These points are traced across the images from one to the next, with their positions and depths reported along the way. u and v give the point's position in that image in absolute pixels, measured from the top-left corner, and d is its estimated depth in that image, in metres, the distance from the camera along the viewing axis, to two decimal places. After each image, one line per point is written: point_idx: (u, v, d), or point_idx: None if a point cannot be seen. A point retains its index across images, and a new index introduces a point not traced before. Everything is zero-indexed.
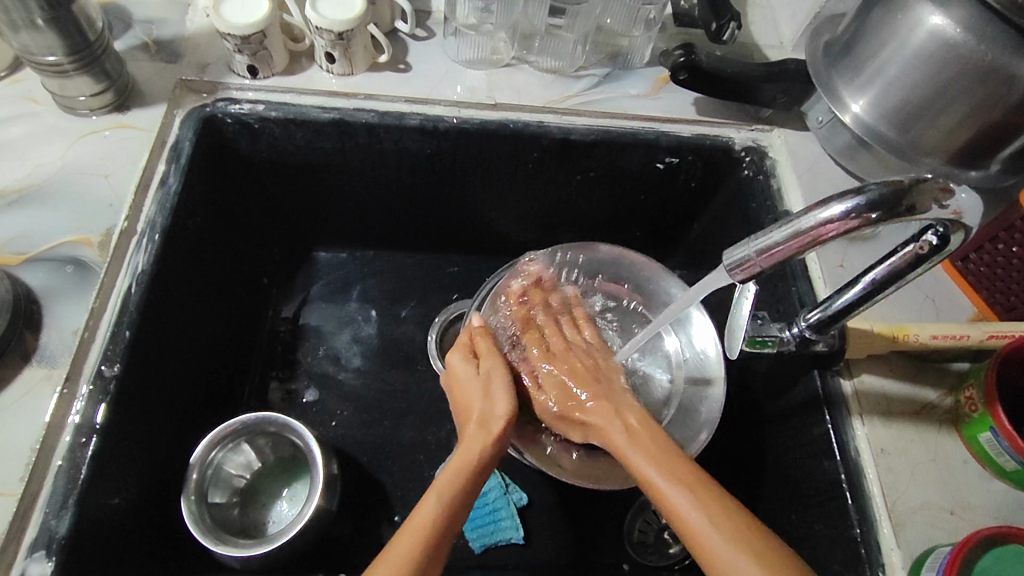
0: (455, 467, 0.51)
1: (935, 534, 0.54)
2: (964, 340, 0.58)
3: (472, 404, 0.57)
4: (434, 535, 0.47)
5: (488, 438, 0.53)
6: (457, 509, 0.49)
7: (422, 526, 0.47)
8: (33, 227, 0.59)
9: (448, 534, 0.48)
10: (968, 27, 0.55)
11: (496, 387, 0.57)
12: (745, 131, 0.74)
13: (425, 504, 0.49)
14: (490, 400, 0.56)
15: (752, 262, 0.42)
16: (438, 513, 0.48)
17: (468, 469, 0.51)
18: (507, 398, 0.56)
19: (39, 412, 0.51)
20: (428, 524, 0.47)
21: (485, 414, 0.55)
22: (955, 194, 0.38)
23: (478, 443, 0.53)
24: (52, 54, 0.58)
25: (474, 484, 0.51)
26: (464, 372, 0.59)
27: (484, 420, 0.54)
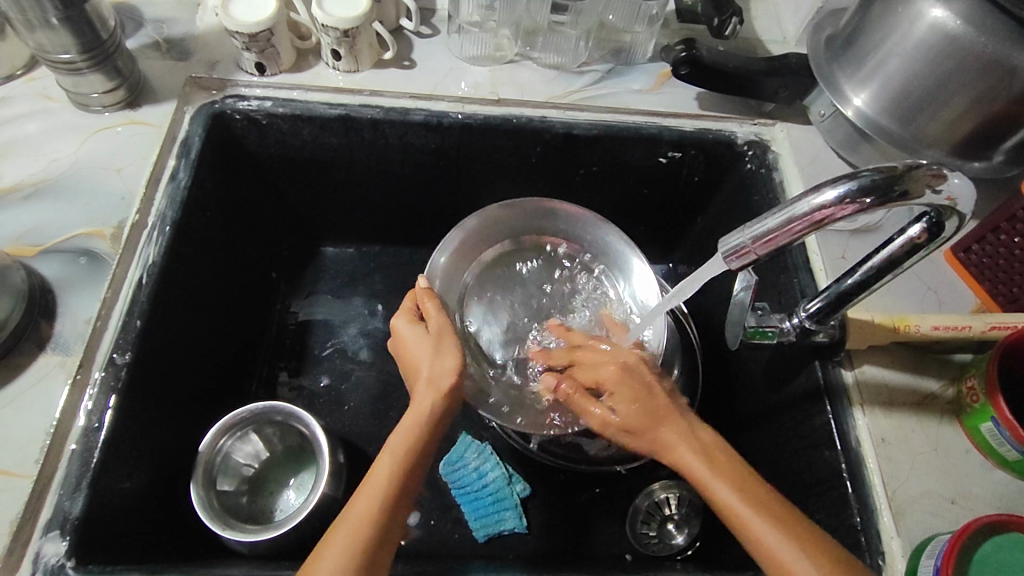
0: (409, 422, 0.52)
1: (935, 522, 0.54)
2: (966, 331, 0.58)
3: (420, 362, 0.57)
4: (394, 487, 0.49)
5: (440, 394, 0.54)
6: (415, 465, 0.51)
7: (378, 487, 0.48)
8: (48, 219, 0.61)
9: (410, 485, 0.50)
10: (969, 18, 0.56)
11: (445, 346, 0.57)
12: (747, 125, 0.74)
13: (383, 461, 0.50)
14: (437, 360, 0.56)
15: (748, 249, 0.42)
16: (399, 467, 0.50)
17: (419, 428, 0.52)
18: (456, 354, 0.57)
19: (53, 397, 0.53)
20: (390, 477, 0.49)
21: (435, 374, 0.55)
22: (947, 179, 0.39)
23: (428, 399, 0.54)
24: (67, 52, 0.60)
25: (429, 437, 0.53)
26: (412, 338, 0.59)
27: (433, 379, 0.55)
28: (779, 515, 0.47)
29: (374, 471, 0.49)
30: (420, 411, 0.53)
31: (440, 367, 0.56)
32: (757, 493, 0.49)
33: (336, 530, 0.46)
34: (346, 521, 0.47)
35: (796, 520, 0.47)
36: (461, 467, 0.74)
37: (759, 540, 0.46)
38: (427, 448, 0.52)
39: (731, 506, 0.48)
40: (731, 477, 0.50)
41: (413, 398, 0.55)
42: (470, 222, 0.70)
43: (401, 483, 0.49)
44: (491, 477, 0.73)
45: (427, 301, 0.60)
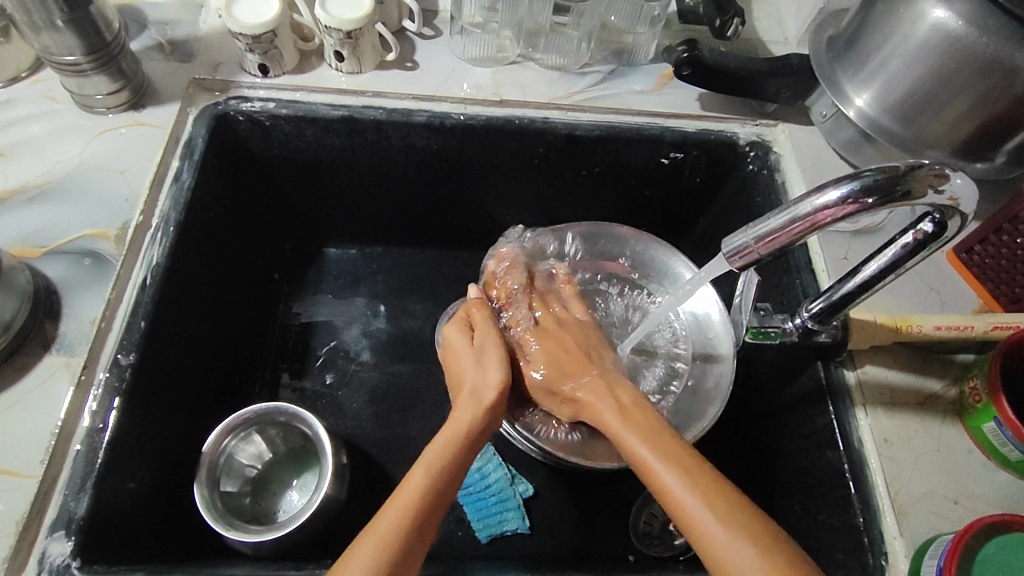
0: (449, 432, 0.53)
1: (938, 523, 0.54)
2: (968, 331, 0.58)
3: (465, 374, 0.61)
4: (427, 498, 0.48)
5: (484, 407, 0.56)
6: (450, 477, 0.51)
7: (411, 496, 0.48)
8: (52, 220, 0.61)
9: (440, 499, 0.49)
10: (970, 19, 0.56)
11: (487, 362, 0.60)
12: (749, 126, 0.74)
13: (419, 470, 0.50)
14: (483, 374, 0.59)
15: (751, 249, 0.42)
16: (433, 479, 0.50)
17: (457, 440, 0.53)
18: (500, 370, 0.59)
19: (58, 398, 0.53)
20: (422, 489, 0.49)
21: (479, 387, 0.57)
22: (949, 179, 0.39)
23: (468, 411, 0.55)
24: (72, 54, 0.60)
25: (467, 450, 0.53)
26: (465, 352, 0.63)
27: (477, 392, 0.57)
28: (727, 506, 0.45)
29: (408, 481, 0.49)
30: (464, 422, 0.54)
31: (483, 380, 0.58)
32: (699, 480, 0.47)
33: (363, 539, 0.46)
34: (373, 532, 0.46)
35: (743, 509, 0.45)
36: None
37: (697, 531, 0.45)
38: (465, 460, 0.53)
39: (672, 492, 0.47)
40: (677, 465, 0.49)
41: (455, 407, 0.56)
42: (497, 246, 0.74)
43: (435, 496, 0.49)
44: (494, 477, 0.73)
45: (483, 317, 0.65)
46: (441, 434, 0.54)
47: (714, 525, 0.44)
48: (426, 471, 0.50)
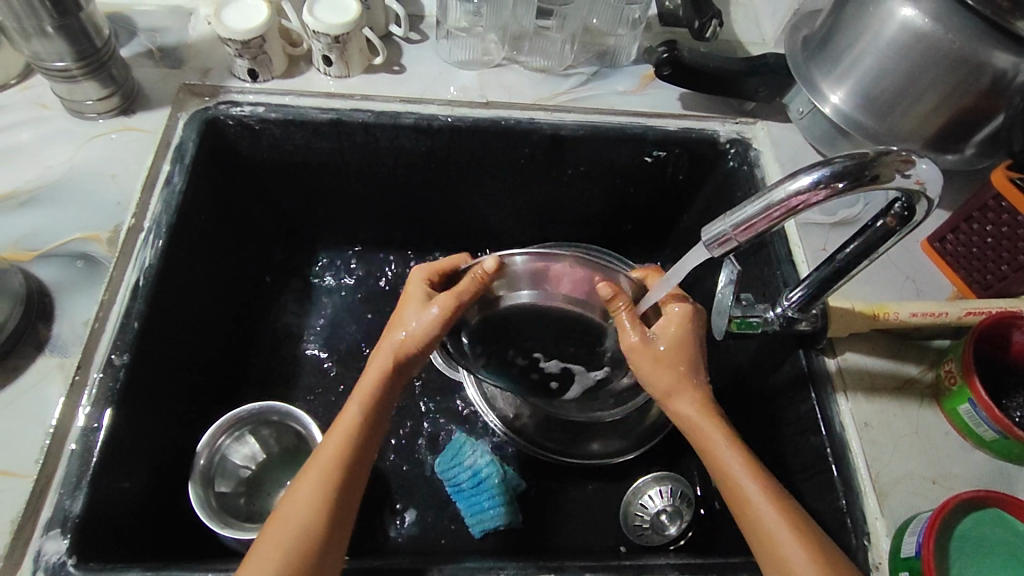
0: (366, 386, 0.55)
1: (917, 502, 0.55)
2: (943, 317, 0.60)
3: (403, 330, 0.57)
4: (343, 458, 0.50)
5: (400, 352, 0.56)
6: (364, 432, 0.53)
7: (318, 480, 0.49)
8: (43, 224, 0.62)
9: (359, 448, 0.52)
10: (936, 17, 0.58)
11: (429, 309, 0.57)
12: (729, 124, 0.77)
13: (350, 411, 0.53)
14: (407, 325, 0.57)
15: (729, 236, 0.44)
16: (348, 428, 0.52)
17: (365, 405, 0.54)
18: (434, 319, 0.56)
19: (51, 399, 0.53)
20: (345, 440, 0.51)
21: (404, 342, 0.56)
22: (915, 164, 0.41)
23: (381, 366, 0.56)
24: (62, 60, 0.61)
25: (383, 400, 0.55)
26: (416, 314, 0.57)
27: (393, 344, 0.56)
28: (755, 466, 0.51)
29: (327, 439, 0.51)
30: (371, 380, 0.55)
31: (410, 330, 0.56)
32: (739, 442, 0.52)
33: (287, 500, 0.49)
34: (297, 493, 0.49)
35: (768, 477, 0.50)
36: (456, 465, 0.74)
37: (738, 486, 0.50)
38: (377, 414, 0.54)
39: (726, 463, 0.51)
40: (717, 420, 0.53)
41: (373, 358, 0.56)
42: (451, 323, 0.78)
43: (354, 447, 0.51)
44: (486, 472, 0.72)
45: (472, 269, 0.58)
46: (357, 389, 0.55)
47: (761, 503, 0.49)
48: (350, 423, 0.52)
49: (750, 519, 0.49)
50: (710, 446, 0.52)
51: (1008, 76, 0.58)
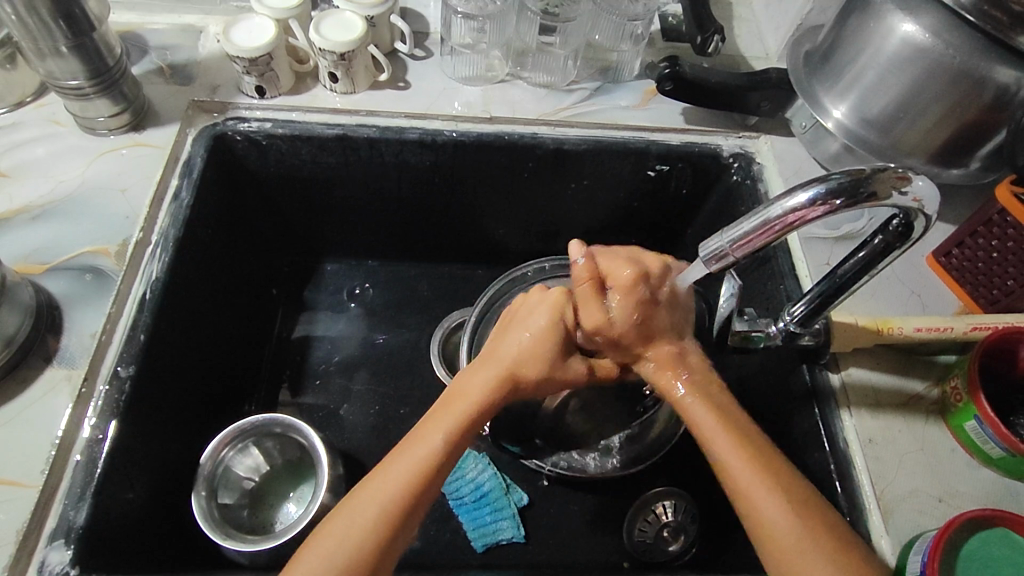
0: (459, 414, 0.50)
1: (924, 520, 0.55)
2: (948, 332, 0.59)
3: (516, 349, 0.53)
4: (408, 494, 0.46)
5: (506, 381, 0.52)
6: (444, 468, 0.48)
7: (388, 504, 0.45)
8: (55, 238, 0.63)
9: (435, 484, 0.47)
10: (937, 32, 0.58)
11: (525, 336, 0.54)
12: (732, 138, 0.77)
13: (430, 441, 0.48)
14: (512, 349, 0.53)
15: (726, 252, 0.44)
16: (426, 460, 0.47)
17: (466, 418, 0.50)
18: (548, 340, 0.53)
19: (58, 411, 0.54)
20: (415, 470, 0.47)
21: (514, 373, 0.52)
22: (912, 181, 0.41)
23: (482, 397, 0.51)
24: (75, 78, 0.63)
25: (473, 431, 0.50)
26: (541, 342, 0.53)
27: (508, 363, 0.53)
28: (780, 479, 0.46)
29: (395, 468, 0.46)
30: (462, 414, 0.50)
31: (525, 352, 0.53)
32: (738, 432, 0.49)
33: (342, 510, 0.46)
34: (350, 512, 0.45)
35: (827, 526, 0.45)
36: (459, 478, 0.75)
37: (736, 482, 0.46)
38: (464, 444, 0.50)
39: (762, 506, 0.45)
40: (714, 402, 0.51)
41: (474, 380, 0.52)
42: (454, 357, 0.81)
43: (426, 485, 0.47)
44: (485, 485, 0.74)
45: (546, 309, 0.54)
46: (447, 411, 0.50)
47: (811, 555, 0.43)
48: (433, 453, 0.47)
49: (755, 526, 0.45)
50: (741, 487, 0.46)
51: (1011, 90, 0.58)
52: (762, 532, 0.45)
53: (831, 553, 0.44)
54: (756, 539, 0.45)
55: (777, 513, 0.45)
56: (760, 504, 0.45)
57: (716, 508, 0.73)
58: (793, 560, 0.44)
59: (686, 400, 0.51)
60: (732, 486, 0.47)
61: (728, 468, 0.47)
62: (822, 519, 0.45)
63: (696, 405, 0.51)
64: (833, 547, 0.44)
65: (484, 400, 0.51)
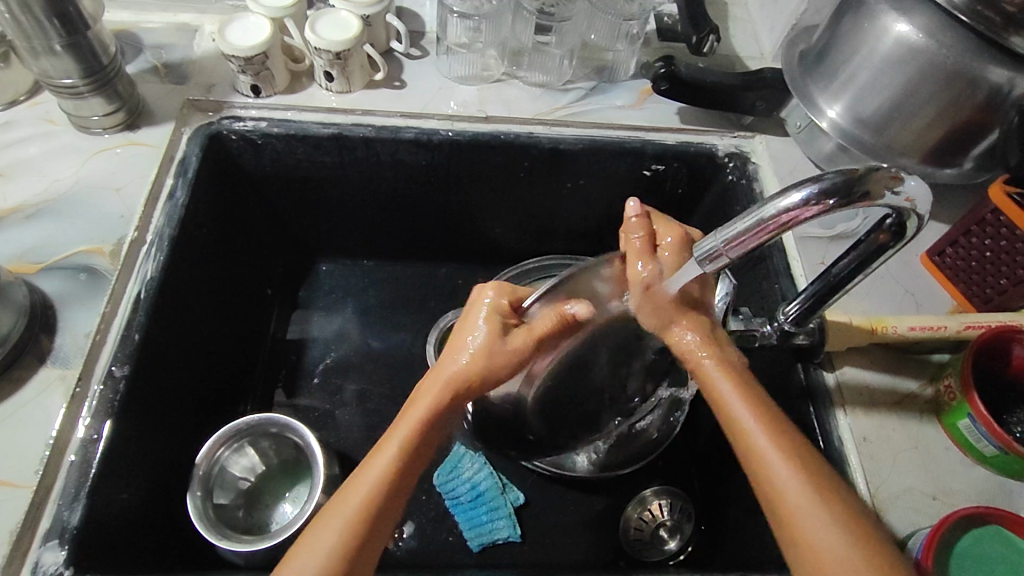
0: (408, 423, 0.48)
1: (918, 518, 0.55)
2: (942, 331, 0.60)
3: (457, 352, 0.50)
4: (371, 503, 0.45)
5: (454, 383, 0.49)
6: (403, 476, 0.47)
7: (355, 512, 0.45)
8: (48, 237, 0.63)
9: (396, 496, 0.46)
10: (931, 32, 0.58)
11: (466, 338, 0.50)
12: (728, 138, 0.77)
13: (385, 453, 0.47)
14: (458, 350, 0.50)
15: (720, 253, 0.44)
16: (384, 473, 0.46)
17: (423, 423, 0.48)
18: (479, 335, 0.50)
19: (52, 411, 0.54)
20: (373, 485, 0.46)
21: (463, 373, 0.49)
22: (904, 181, 0.41)
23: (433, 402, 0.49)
24: (69, 77, 0.62)
25: (431, 437, 0.49)
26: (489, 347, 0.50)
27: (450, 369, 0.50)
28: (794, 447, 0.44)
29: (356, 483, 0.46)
30: (412, 423, 0.48)
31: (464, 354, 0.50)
32: (760, 403, 0.47)
33: (317, 523, 0.45)
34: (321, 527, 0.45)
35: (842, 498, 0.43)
36: (455, 477, 0.75)
37: (758, 453, 0.45)
38: (422, 451, 0.48)
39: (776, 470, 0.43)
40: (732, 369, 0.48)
41: (423, 389, 0.50)
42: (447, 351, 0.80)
43: (386, 497, 0.46)
44: (481, 484, 0.74)
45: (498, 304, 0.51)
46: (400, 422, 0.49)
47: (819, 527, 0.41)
48: (385, 467, 0.46)
49: (770, 498, 0.43)
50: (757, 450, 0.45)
51: (1004, 90, 0.58)
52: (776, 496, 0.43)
53: (843, 522, 0.41)
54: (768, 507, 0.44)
55: (792, 479, 0.43)
56: (780, 481, 0.43)
57: (712, 506, 0.73)
58: (804, 531, 0.42)
59: (708, 366, 0.49)
60: (752, 455, 0.45)
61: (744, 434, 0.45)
62: (834, 490, 0.43)
63: (717, 373, 0.48)
64: (846, 517, 0.42)
65: (432, 406, 0.49)
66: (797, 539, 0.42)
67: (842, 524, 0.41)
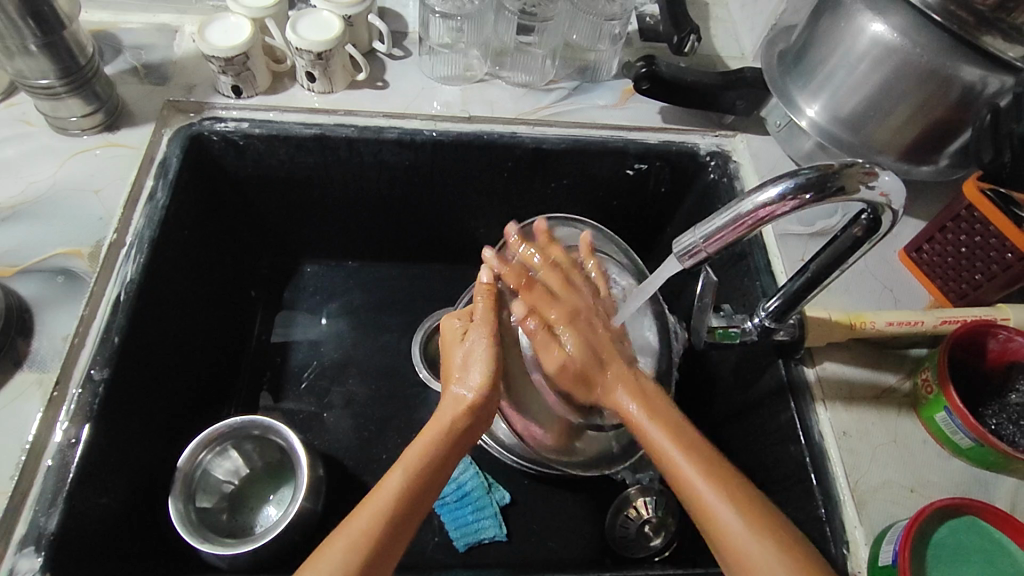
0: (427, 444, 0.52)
1: (896, 510, 0.56)
2: (919, 326, 0.60)
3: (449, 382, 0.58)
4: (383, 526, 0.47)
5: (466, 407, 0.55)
6: (423, 491, 0.50)
7: (371, 522, 0.47)
8: (25, 240, 0.62)
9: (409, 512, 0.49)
10: (906, 32, 0.59)
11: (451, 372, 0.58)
12: (709, 137, 0.77)
13: (392, 479, 0.50)
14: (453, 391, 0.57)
15: (699, 248, 0.45)
16: (395, 496, 0.49)
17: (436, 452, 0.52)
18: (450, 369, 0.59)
19: (28, 415, 0.53)
20: (382, 508, 0.48)
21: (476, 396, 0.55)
22: (878, 176, 0.42)
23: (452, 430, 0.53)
24: (46, 77, 0.62)
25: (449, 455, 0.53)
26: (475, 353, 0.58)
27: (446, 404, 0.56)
28: (722, 479, 0.49)
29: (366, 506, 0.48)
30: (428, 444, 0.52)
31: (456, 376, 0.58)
32: (692, 441, 0.52)
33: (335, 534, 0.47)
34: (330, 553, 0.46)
35: (770, 519, 0.47)
36: None
37: (691, 488, 0.49)
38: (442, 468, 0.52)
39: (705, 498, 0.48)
40: (660, 419, 0.54)
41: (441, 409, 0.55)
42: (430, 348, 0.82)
43: (402, 510, 0.48)
44: (466, 484, 0.74)
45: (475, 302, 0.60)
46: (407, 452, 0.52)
47: (750, 543, 0.45)
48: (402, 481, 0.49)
49: (712, 527, 0.47)
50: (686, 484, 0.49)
51: (976, 89, 0.59)
52: (713, 524, 0.47)
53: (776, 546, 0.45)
54: (711, 537, 0.47)
55: (721, 504, 0.47)
56: (714, 507, 0.47)
57: None
58: (740, 552, 0.45)
59: (636, 415, 0.54)
60: (685, 488, 0.49)
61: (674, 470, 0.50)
62: (762, 515, 0.47)
63: (647, 417, 0.54)
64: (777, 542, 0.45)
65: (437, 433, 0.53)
66: (736, 559, 0.46)
67: (775, 544, 0.45)
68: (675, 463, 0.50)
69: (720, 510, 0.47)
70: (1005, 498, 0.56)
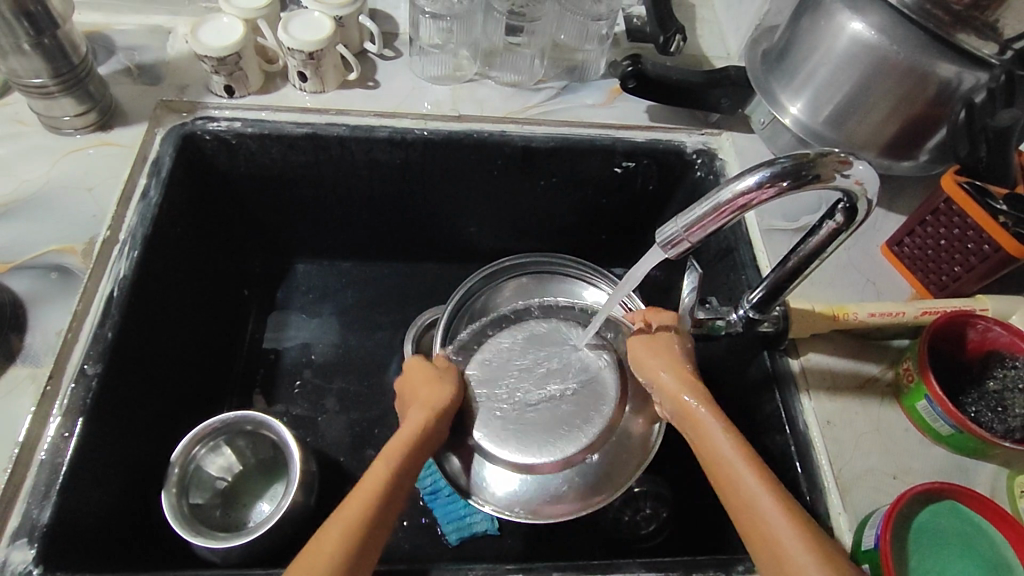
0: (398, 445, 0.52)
1: (879, 497, 0.57)
2: (901, 317, 0.62)
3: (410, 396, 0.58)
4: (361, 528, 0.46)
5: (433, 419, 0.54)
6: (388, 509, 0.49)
7: (350, 522, 0.46)
8: (18, 237, 0.63)
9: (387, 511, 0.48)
10: (883, 29, 0.60)
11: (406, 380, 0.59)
12: (696, 135, 0.79)
13: (378, 466, 0.50)
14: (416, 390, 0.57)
15: (681, 237, 0.46)
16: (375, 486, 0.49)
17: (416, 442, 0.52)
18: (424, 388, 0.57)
19: (21, 408, 0.54)
20: (370, 496, 0.48)
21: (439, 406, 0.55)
22: (853, 164, 0.43)
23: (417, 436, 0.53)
24: (39, 77, 0.62)
25: (416, 456, 0.52)
26: (449, 382, 0.58)
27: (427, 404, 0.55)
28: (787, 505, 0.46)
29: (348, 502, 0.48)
30: (386, 468, 0.50)
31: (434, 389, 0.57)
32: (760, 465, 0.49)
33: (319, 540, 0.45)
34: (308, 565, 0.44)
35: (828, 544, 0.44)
36: (431, 474, 0.75)
37: (746, 498, 0.47)
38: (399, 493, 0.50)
39: (769, 521, 0.45)
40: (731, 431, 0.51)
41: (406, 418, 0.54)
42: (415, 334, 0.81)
43: (383, 503, 0.48)
44: None
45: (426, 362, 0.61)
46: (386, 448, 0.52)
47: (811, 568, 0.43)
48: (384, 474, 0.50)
49: (771, 549, 0.45)
50: (751, 504, 0.46)
51: (953, 84, 0.61)
52: (773, 545, 0.45)
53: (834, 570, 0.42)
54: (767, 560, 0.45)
55: (786, 529, 0.44)
56: (777, 531, 0.45)
57: (686, 494, 0.74)
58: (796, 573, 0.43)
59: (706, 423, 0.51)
60: (746, 506, 0.47)
61: (738, 483, 0.48)
62: (825, 542, 0.44)
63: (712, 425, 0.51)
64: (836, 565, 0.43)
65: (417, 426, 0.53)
66: None
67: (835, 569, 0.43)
68: (738, 476, 0.48)
69: (781, 529, 0.45)
70: (985, 483, 0.58)
